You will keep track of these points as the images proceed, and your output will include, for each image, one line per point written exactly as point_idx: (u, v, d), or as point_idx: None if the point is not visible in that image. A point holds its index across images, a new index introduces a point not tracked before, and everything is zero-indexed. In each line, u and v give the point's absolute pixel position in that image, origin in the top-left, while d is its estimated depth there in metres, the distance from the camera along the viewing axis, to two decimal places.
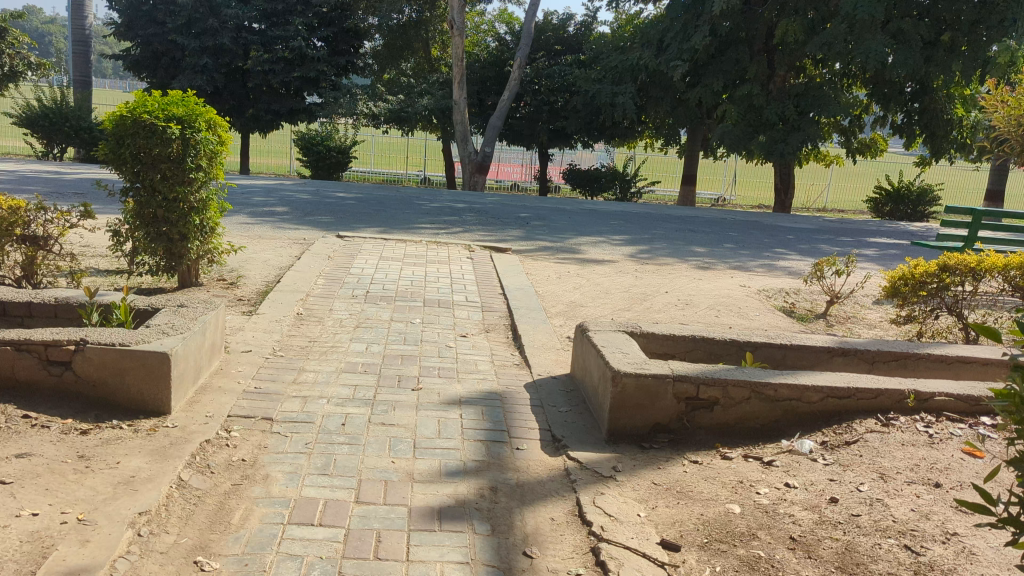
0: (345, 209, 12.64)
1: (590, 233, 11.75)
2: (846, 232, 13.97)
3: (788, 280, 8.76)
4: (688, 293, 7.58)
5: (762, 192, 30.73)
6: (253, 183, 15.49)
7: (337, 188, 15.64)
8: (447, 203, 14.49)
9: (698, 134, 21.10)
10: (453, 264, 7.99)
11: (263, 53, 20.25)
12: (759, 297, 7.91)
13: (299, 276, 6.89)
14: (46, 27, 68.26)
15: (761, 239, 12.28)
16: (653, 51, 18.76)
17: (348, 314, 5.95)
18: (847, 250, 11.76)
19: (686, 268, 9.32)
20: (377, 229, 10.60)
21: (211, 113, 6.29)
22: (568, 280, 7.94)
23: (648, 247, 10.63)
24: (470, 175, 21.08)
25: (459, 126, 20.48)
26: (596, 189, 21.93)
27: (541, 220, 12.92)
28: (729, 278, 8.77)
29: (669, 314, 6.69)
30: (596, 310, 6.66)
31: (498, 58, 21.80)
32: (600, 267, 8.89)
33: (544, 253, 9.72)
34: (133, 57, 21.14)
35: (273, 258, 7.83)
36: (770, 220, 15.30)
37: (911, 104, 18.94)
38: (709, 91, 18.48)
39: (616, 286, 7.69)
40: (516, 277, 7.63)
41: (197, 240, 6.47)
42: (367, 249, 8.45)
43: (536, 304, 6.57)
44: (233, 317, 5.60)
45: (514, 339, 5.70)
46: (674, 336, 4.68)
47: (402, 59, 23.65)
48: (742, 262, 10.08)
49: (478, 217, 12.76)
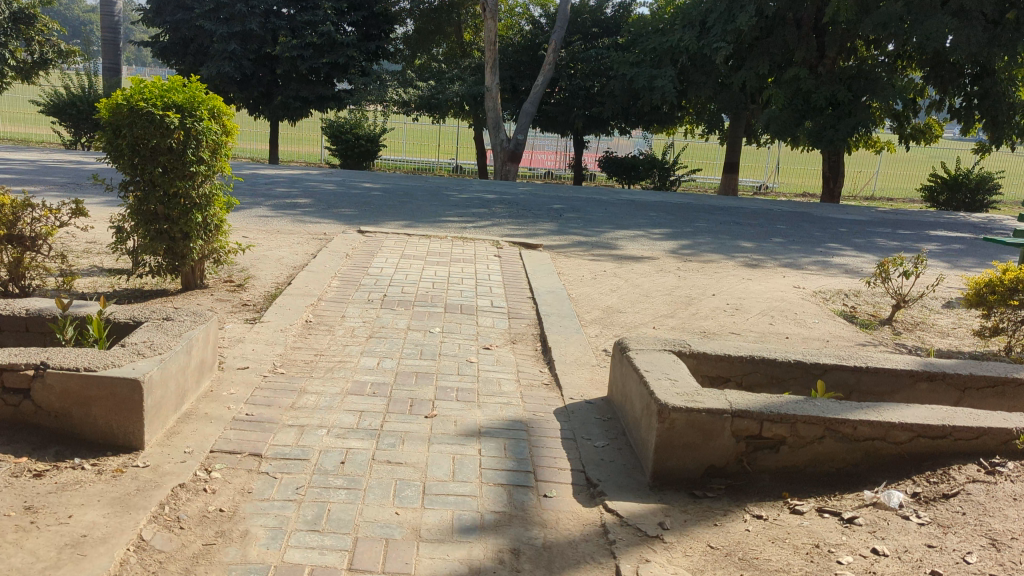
0: (369, 200, 12.15)
1: (628, 226, 11.10)
2: (902, 225, 13.12)
3: (845, 280, 8.05)
4: (738, 296, 6.91)
5: (806, 180, 29.67)
6: (278, 173, 15.09)
7: (364, 178, 15.16)
8: (476, 194, 13.92)
9: (741, 121, 20.25)
10: (480, 263, 7.41)
11: (291, 38, 19.86)
12: (817, 299, 7.22)
13: (312, 278, 6.36)
14: (83, 11, 68.60)
15: (812, 232, 11.51)
16: (694, 33, 17.93)
17: (361, 322, 5.40)
18: (907, 245, 10.95)
19: (733, 266, 8.63)
20: (402, 223, 10.07)
21: (216, 100, 5.77)
22: (603, 280, 7.32)
23: (690, 242, 9.96)
24: (502, 164, 20.46)
25: (490, 113, 19.90)
26: (633, 178, 21.15)
27: (574, 211, 12.30)
28: (781, 277, 8.07)
29: (717, 322, 6.03)
30: (636, 316, 6.04)
31: (532, 43, 21.15)
32: (639, 265, 8.25)
33: (577, 249, 9.10)
34: (162, 44, 20.88)
35: (287, 256, 7.33)
36: (819, 211, 14.49)
37: (970, 88, 17.91)
38: (754, 75, 17.75)
39: (657, 288, 7.05)
40: (547, 277, 7.02)
41: (201, 239, 5.97)
42: (388, 246, 7.90)
43: (569, 310, 5.96)
44: (233, 326, 5.08)
45: (543, 352, 5.09)
46: (729, 357, 4.03)
47: (434, 44, 23.10)
48: (793, 259, 9.36)
49: (508, 209, 12.17)
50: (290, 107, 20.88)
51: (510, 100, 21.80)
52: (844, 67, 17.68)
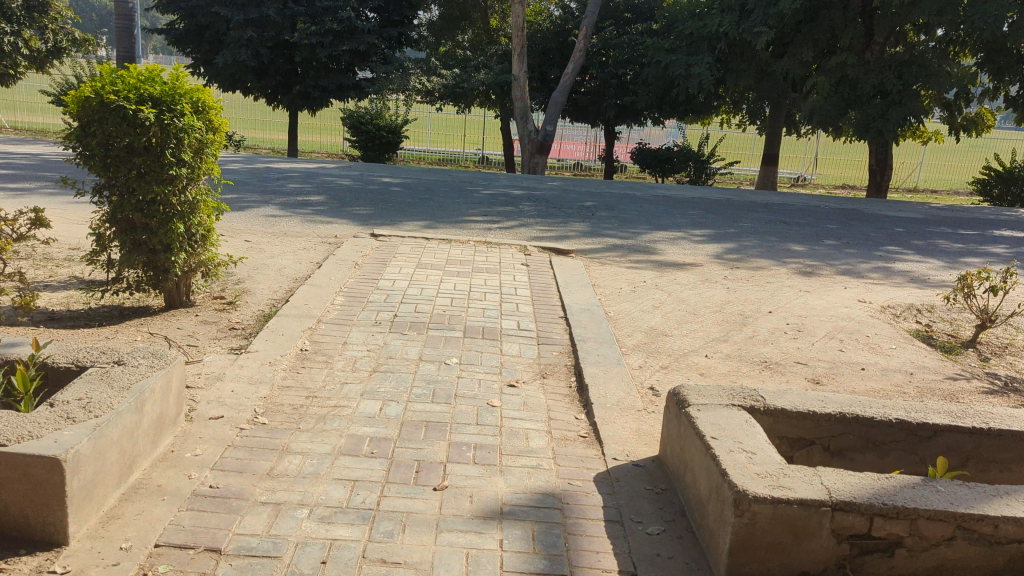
0: (388, 198, 11.46)
1: (665, 226, 10.31)
2: (962, 224, 12.16)
3: (916, 292, 7.16)
4: (798, 314, 6.07)
5: (846, 171, 28.55)
6: (294, 167, 14.48)
7: (383, 172, 14.50)
8: (502, 189, 13.19)
9: (781, 110, 19.25)
10: (504, 273, 6.65)
11: (310, 25, 19.34)
12: (885, 316, 6.36)
13: (314, 295, 5.63)
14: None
15: (868, 233, 10.59)
16: (734, 17, 16.93)
17: (365, 351, 4.64)
18: (973, 247, 9.99)
19: (786, 274, 7.80)
20: (421, 225, 9.37)
21: (200, 91, 5.01)
22: (643, 293, 6.52)
23: (736, 245, 9.13)
24: (529, 156, 19.68)
25: (517, 103, 19.10)
26: (667, 171, 20.21)
27: (607, 209, 11.52)
28: (842, 288, 7.21)
29: (779, 348, 5.20)
30: (685, 340, 5.22)
31: (562, 28, 20.20)
32: (681, 275, 7.46)
33: (611, 254, 8.34)
34: (179, 32, 20.43)
35: (289, 266, 6.62)
36: (869, 208, 13.52)
37: None
38: (797, 62, 16.79)
39: (705, 303, 6.24)
40: (581, 291, 6.23)
41: (185, 252, 5.22)
42: (404, 254, 7.16)
43: (607, 334, 5.14)
44: (215, 358, 4.36)
45: (578, 392, 4.28)
46: (812, 415, 3.19)
47: (459, 30, 22.31)
48: (850, 266, 8.50)
49: (535, 207, 11.42)
50: (309, 96, 20.43)
51: (538, 89, 20.97)
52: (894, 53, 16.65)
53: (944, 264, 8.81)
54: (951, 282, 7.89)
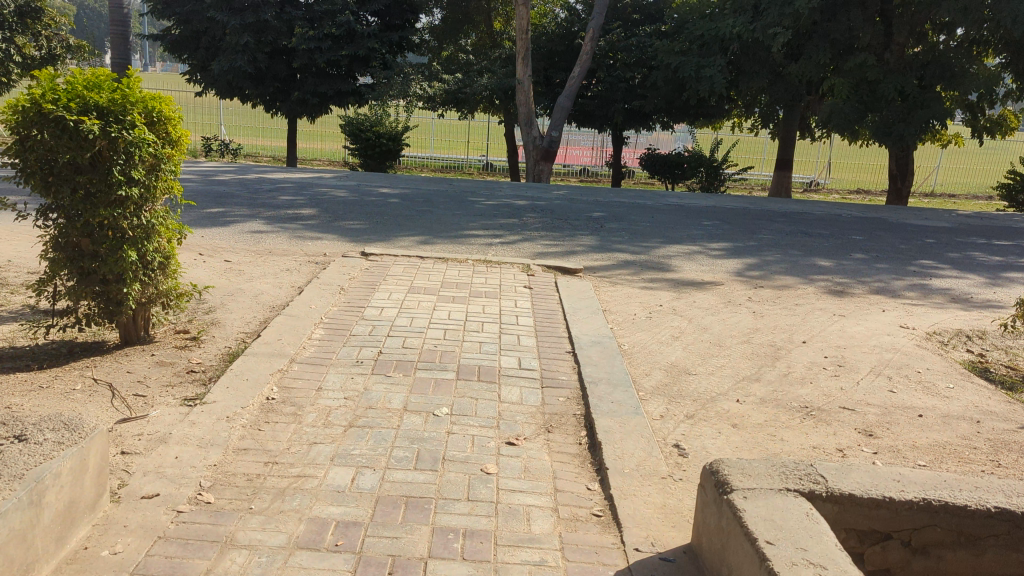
0: (385, 211, 10.87)
1: (680, 239, 9.71)
2: (992, 235, 11.54)
3: (961, 314, 6.53)
4: (836, 344, 5.40)
5: (860, 176, 28.05)
6: (288, 177, 13.93)
7: (381, 182, 13.91)
8: (504, 200, 12.59)
9: (795, 113, 18.59)
10: (505, 297, 5.99)
11: (308, 30, 18.80)
12: (933, 344, 5.68)
13: (289, 329, 4.99)
14: (100, 4, 67.84)
15: (897, 246, 10.01)
16: (747, 17, 16.27)
17: (341, 400, 3.98)
18: (1011, 260, 9.40)
19: (815, 295, 7.19)
20: (417, 241, 8.77)
21: (154, 100, 4.38)
22: (660, 319, 5.89)
23: (758, 261, 8.54)
24: (534, 163, 19.09)
25: (522, 108, 18.46)
26: (676, 177, 19.54)
27: (616, 220, 10.91)
28: (880, 311, 6.56)
29: (820, 389, 4.52)
30: (711, 380, 4.55)
31: (568, 31, 19.56)
32: (701, 296, 6.85)
33: (623, 272, 7.75)
34: (174, 37, 19.99)
35: (267, 292, 6.00)
36: (893, 218, 12.91)
37: None
38: (813, 64, 16.11)
39: (728, 332, 5.57)
40: (591, 319, 5.57)
41: (141, 282, 4.58)
42: (396, 276, 6.52)
43: (622, 374, 4.47)
44: (162, 412, 3.72)
45: (590, 451, 3.62)
46: (889, 503, 2.53)
47: (463, 34, 21.78)
48: (882, 284, 7.86)
49: (541, 219, 10.81)
50: (308, 103, 20.01)
51: (543, 94, 20.33)
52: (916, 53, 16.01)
53: (984, 280, 8.17)
54: (995, 302, 7.28)
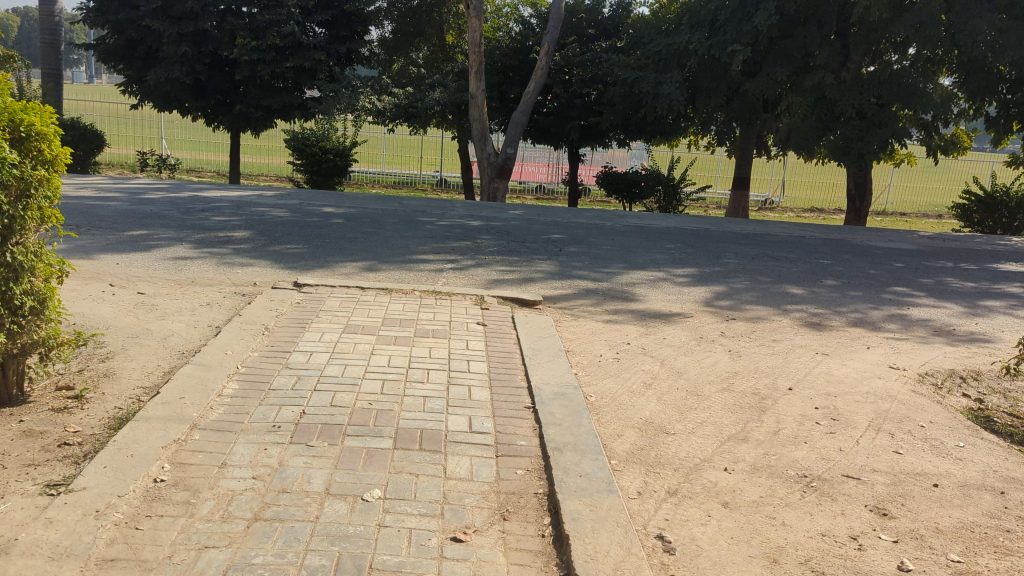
0: (326, 233, 10.09)
1: (642, 264, 9.14)
2: (959, 259, 11.24)
3: (951, 351, 6.05)
4: (825, 391, 4.81)
5: (812, 194, 28.21)
6: (225, 195, 13.06)
7: (325, 202, 13.12)
8: (456, 220, 11.91)
9: (752, 131, 18.30)
10: (455, 338, 5.29)
11: (251, 40, 17.95)
12: (928, 388, 5.14)
13: (197, 383, 4.22)
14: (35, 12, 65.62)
15: (867, 271, 9.60)
16: (704, 33, 15.92)
17: (248, 483, 3.24)
18: (984, 286, 9.06)
19: (792, 328, 6.66)
20: (359, 268, 8.03)
21: (21, 111, 3.68)
22: (630, 361, 5.26)
23: (728, 290, 8.01)
24: (488, 181, 18.49)
25: (475, 123, 17.86)
26: (634, 196, 19.06)
27: (575, 243, 10.32)
28: (865, 348, 6.03)
29: (818, 451, 3.91)
30: (692, 443, 3.90)
31: (522, 45, 19.00)
32: (671, 331, 6.27)
33: (585, 302, 7.14)
34: (108, 46, 18.93)
35: (179, 334, 5.21)
36: (857, 239, 12.61)
37: (1007, 96, 16.05)
38: (769, 81, 15.81)
39: (705, 378, 4.95)
40: (553, 364, 4.88)
41: (6, 332, 3.72)
42: (330, 312, 5.78)
43: (589, 438, 3.80)
44: (13, 507, 2.95)
45: (554, 547, 2.95)
46: None
47: (414, 47, 21.15)
48: (859, 315, 7.37)
49: (495, 242, 10.15)
50: (251, 117, 19.32)
51: (497, 109, 19.73)
52: (871, 72, 15.84)
53: (963, 310, 7.74)
54: (980, 335, 6.84)
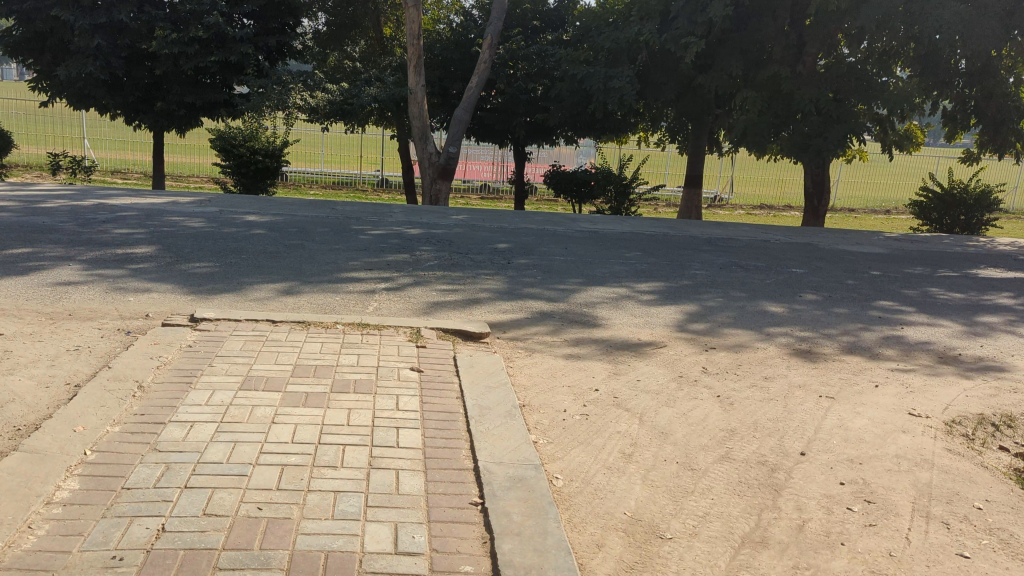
0: (242, 248, 8.85)
1: (603, 278, 8.17)
2: (934, 264, 10.59)
3: (969, 388, 5.21)
4: (846, 456, 3.89)
5: (760, 189, 27.84)
6: (133, 203, 11.69)
7: (248, 209, 11.85)
8: (393, 229, 10.77)
9: (706, 127, 17.50)
10: (383, 395, 4.18)
11: (171, 32, 16.48)
12: (962, 442, 4.25)
13: (17, 485, 3.03)
14: None
15: (845, 281, 8.82)
16: (656, 25, 14.98)
17: None
18: (972, 298, 8.35)
19: (782, 358, 5.75)
20: (276, 292, 6.85)
21: None
22: (602, 418, 4.23)
23: (702, 309, 7.08)
24: (430, 182, 17.44)
25: (416, 121, 16.75)
26: (584, 197, 18.10)
27: (527, 254, 9.29)
28: (873, 386, 5.13)
29: (863, 558, 2.99)
30: (698, 555, 2.94)
31: (463, 37, 17.85)
32: (644, 368, 5.30)
33: (542, 330, 6.13)
34: (13, 39, 17.22)
35: (22, 397, 3.99)
36: (824, 242, 11.89)
37: (963, 90, 15.40)
38: (724, 76, 14.98)
39: (697, 441, 3.95)
40: (505, 432, 3.81)
41: None
42: (228, 359, 4.63)
43: (561, 559, 2.80)
44: None
45: None
46: None
47: (350, 40, 19.88)
48: (851, 338, 6.51)
49: (437, 254, 9.05)
50: (174, 114, 17.79)
51: (439, 105, 18.58)
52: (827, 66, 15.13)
53: (960, 330, 7.00)
54: (990, 361, 6.06)
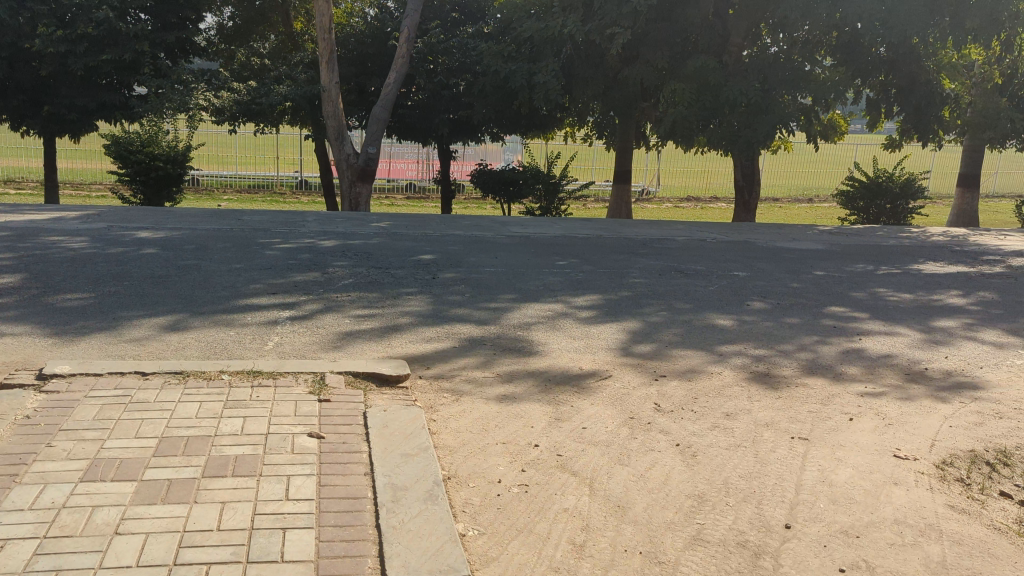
0: (127, 272, 7.79)
1: (536, 293, 7.43)
2: (876, 260, 10.19)
3: (950, 416, 4.62)
4: (840, 527, 3.21)
5: (687, 181, 27.67)
6: (9, 221, 10.45)
7: (143, 223, 10.71)
8: (304, 241, 9.81)
9: (633, 120, 16.93)
10: (270, 479, 3.32)
11: (56, 29, 15.07)
12: (961, 492, 3.62)
13: None
14: None
15: (792, 285, 8.28)
16: (579, 15, 14.29)
17: None
18: (922, 300, 7.90)
19: (743, 386, 5.08)
20: (159, 329, 5.89)
21: None
22: (545, 489, 3.45)
23: (646, 327, 6.40)
24: (349, 185, 16.39)
25: (330, 120, 15.68)
26: (512, 196, 17.35)
27: (452, 267, 8.47)
28: (846, 420, 4.50)
29: None
30: None
31: (380, 31, 16.75)
32: (589, 409, 4.55)
33: (470, 364, 5.33)
34: None
35: None
36: (761, 239, 11.44)
37: (887, 78, 15.15)
38: (651, 68, 14.39)
39: (660, 517, 3.22)
40: (425, 526, 3.03)
41: None
42: (76, 435, 3.69)
43: None
44: None
45: None
46: None
47: (258, 37, 18.70)
48: (810, 354, 5.91)
49: (352, 271, 8.16)
50: (64, 119, 16.34)
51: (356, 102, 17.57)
52: (752, 56, 14.68)
53: (919, 338, 6.48)
54: (960, 376, 5.52)
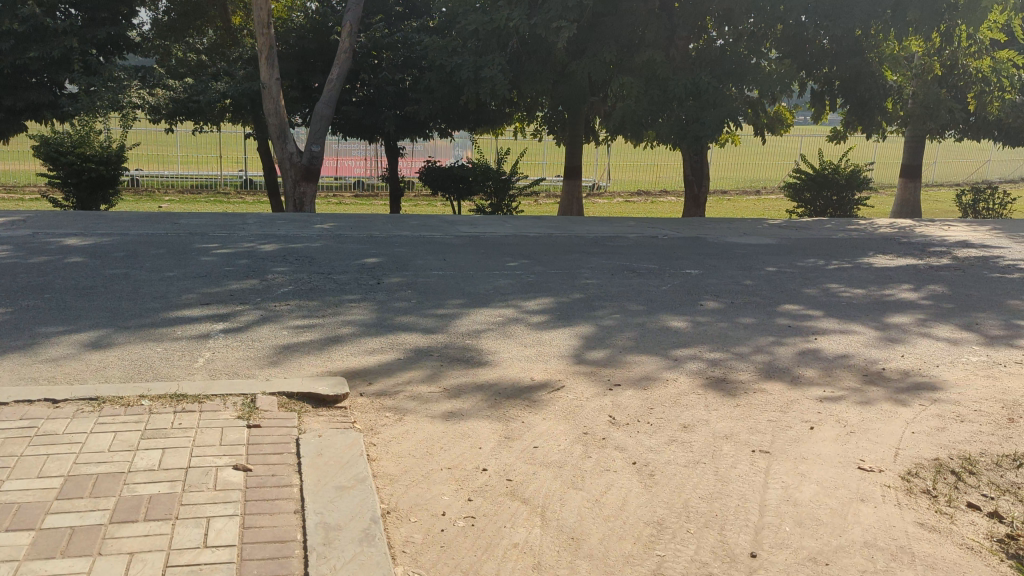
0: (49, 283, 7.29)
1: (485, 297, 7.15)
2: (827, 254, 10.14)
3: (911, 421, 4.47)
4: (809, 555, 3.01)
5: (637, 175, 27.66)
6: None
7: (71, 229, 10.14)
8: (243, 246, 9.37)
9: (582, 115, 16.73)
10: (188, 522, 2.99)
11: None
12: (929, 505, 3.45)
13: None
14: None
15: (746, 282, 8.13)
16: (525, 8, 14.01)
17: None
18: (875, 295, 7.82)
19: (700, 394, 4.88)
20: (79, 347, 5.46)
21: None
22: (494, 522, 3.19)
23: (599, 332, 6.16)
24: (293, 185, 15.89)
25: (272, 118, 15.15)
26: (461, 193, 17.00)
27: (398, 271, 8.14)
28: (808, 428, 4.32)
29: None
30: None
31: (320, 24, 16.33)
32: (541, 426, 4.29)
33: (414, 377, 5.03)
34: None
35: None
36: (713, 235, 11.32)
37: (830, 70, 15.21)
38: (598, 62, 14.13)
39: (617, 550, 3.00)
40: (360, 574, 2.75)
41: None
42: None
43: None
44: None
45: None
46: None
47: (196, 32, 18.08)
48: (766, 357, 5.74)
49: (292, 277, 7.78)
50: None
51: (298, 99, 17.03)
52: (699, 49, 14.58)
53: (875, 337, 6.36)
54: (918, 376, 5.40)
